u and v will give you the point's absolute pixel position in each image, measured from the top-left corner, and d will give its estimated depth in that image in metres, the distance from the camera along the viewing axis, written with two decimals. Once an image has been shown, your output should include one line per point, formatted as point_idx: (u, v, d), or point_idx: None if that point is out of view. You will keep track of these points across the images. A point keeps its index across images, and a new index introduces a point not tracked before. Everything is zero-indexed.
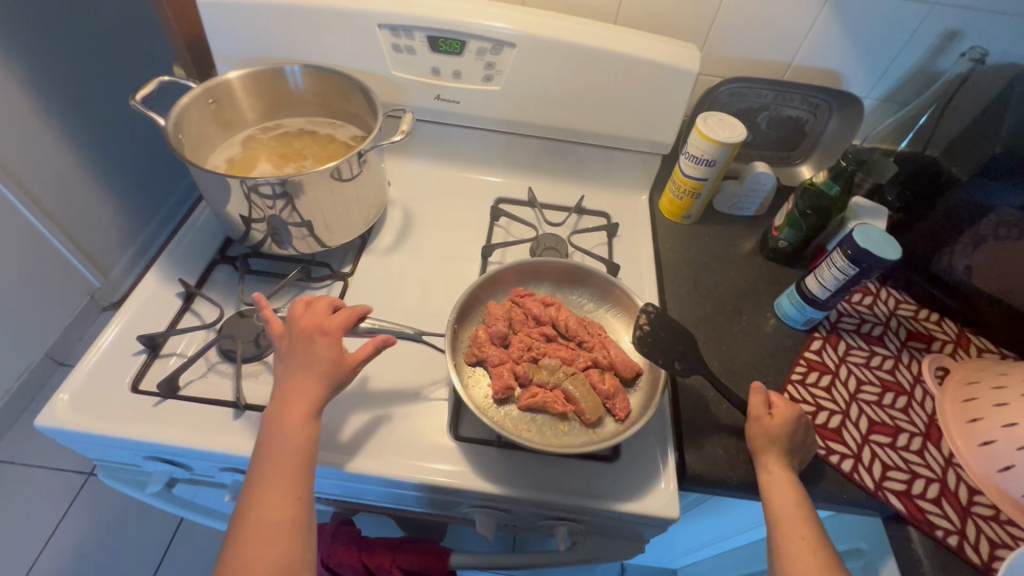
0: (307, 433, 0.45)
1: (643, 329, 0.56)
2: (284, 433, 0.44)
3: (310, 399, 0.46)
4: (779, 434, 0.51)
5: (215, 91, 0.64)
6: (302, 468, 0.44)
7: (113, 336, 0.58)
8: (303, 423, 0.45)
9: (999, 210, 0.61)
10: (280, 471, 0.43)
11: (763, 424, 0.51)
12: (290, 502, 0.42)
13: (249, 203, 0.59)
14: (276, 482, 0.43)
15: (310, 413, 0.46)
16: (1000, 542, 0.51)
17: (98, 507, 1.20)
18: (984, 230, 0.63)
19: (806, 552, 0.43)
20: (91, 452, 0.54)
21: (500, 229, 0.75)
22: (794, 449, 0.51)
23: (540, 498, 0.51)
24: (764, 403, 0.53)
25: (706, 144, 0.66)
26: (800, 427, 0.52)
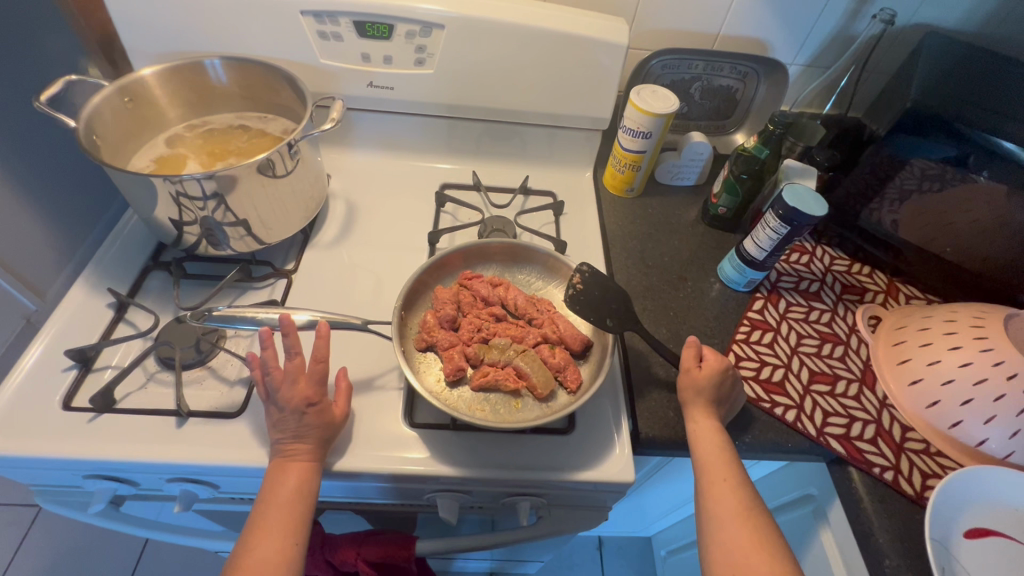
0: (307, 481, 0.47)
1: (575, 287, 0.58)
2: (285, 479, 0.46)
3: (308, 450, 0.47)
4: (704, 386, 0.53)
5: (130, 88, 0.61)
6: (300, 514, 0.45)
7: (39, 354, 0.54)
8: (303, 472, 0.47)
9: (922, 163, 0.65)
10: (276, 514, 0.45)
11: (691, 375, 0.53)
12: (285, 547, 0.44)
13: (178, 205, 0.56)
14: (271, 531, 0.44)
15: (310, 464, 0.47)
16: (931, 473, 0.55)
17: (52, 539, 1.14)
18: (909, 184, 0.67)
19: (728, 492, 0.46)
20: (25, 477, 0.51)
21: (446, 214, 0.75)
22: (718, 398, 0.53)
23: (498, 476, 0.51)
24: (695, 357, 0.54)
25: (641, 116, 0.67)
26: (728, 378, 0.53)
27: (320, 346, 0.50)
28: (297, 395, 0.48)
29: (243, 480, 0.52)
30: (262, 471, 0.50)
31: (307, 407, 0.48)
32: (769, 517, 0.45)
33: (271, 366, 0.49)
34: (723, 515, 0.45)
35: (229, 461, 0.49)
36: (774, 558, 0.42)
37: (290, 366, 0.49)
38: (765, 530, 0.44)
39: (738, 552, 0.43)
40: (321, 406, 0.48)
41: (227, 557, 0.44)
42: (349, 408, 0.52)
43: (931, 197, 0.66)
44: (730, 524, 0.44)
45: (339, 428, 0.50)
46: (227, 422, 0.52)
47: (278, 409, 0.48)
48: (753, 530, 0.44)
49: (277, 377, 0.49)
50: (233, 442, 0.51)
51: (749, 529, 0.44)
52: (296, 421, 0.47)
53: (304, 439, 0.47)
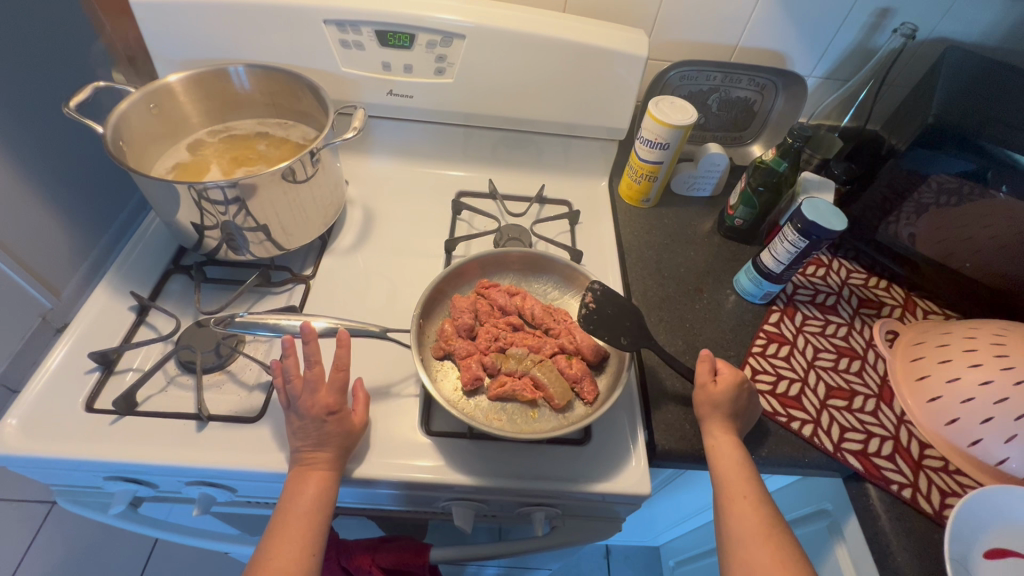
0: (326, 490, 0.47)
1: (588, 307, 0.57)
2: (304, 488, 0.46)
3: (326, 459, 0.48)
4: (721, 401, 0.53)
5: (156, 94, 0.62)
6: (318, 523, 0.46)
7: (62, 357, 0.55)
8: (322, 482, 0.47)
9: (942, 177, 0.64)
10: (296, 524, 0.45)
11: (707, 390, 0.53)
12: (303, 556, 0.44)
13: (201, 210, 0.57)
14: (288, 542, 0.44)
15: (329, 473, 0.47)
16: (950, 491, 0.54)
17: (65, 535, 1.16)
18: (928, 198, 0.66)
19: (749, 510, 0.46)
20: (47, 477, 0.52)
21: (463, 223, 0.75)
22: (736, 413, 0.53)
23: (515, 486, 0.51)
24: (710, 370, 0.55)
25: (658, 127, 0.67)
26: (743, 392, 0.54)
27: (340, 355, 0.50)
28: (318, 404, 0.48)
29: (262, 484, 0.52)
30: (280, 476, 0.51)
31: (328, 416, 0.48)
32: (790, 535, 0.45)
33: (292, 374, 0.49)
34: (744, 533, 0.45)
35: (247, 467, 0.50)
36: None
37: (311, 375, 0.49)
38: (786, 548, 0.44)
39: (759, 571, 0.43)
40: (342, 414, 0.49)
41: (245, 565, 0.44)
42: (367, 416, 0.52)
43: (949, 212, 0.66)
44: (751, 543, 0.44)
45: (357, 435, 0.51)
46: (246, 427, 0.52)
47: (296, 416, 0.49)
48: (775, 549, 0.44)
49: (297, 385, 0.49)
50: (251, 447, 0.51)
51: (770, 547, 0.44)
52: (314, 429, 0.48)
53: (324, 448, 0.48)
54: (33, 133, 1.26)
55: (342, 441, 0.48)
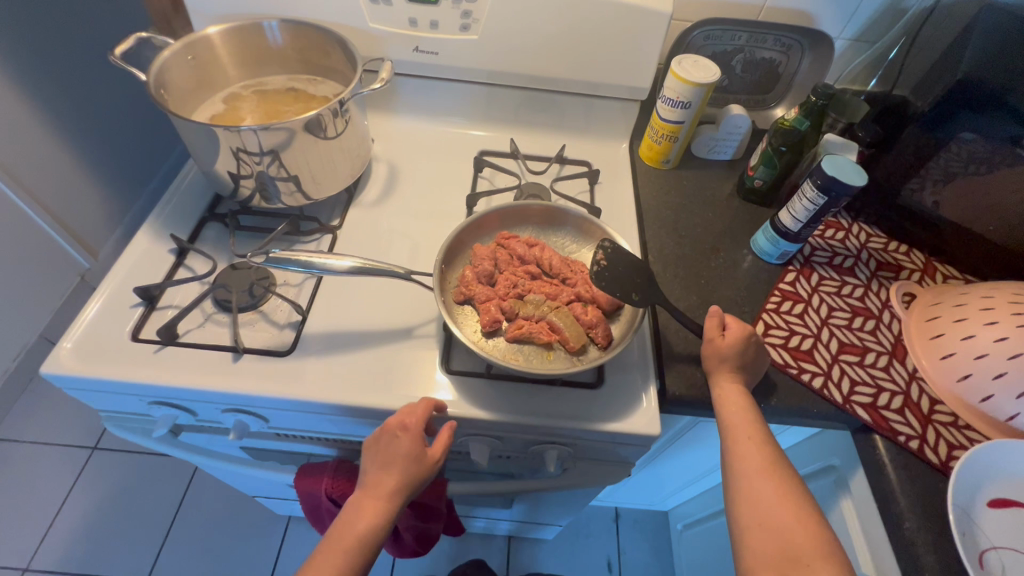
0: (379, 520, 0.47)
1: (599, 264, 0.56)
2: (361, 515, 0.47)
3: (385, 492, 0.48)
4: (728, 354, 0.54)
5: (195, 46, 0.64)
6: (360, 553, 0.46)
7: (110, 292, 0.59)
8: (378, 511, 0.47)
9: (972, 147, 0.65)
10: (342, 540, 0.46)
11: (715, 344, 0.55)
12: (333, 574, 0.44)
13: (237, 160, 0.60)
14: (332, 550, 0.46)
15: (385, 503, 0.47)
16: (958, 444, 0.55)
17: (104, 479, 1.23)
18: (954, 166, 0.67)
19: (753, 449, 0.48)
20: (98, 400, 0.56)
21: (484, 180, 0.77)
22: (745, 366, 0.54)
23: (530, 422, 0.53)
24: (719, 326, 0.56)
25: (680, 85, 0.68)
26: (752, 346, 0.55)
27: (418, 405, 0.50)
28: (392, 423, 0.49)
29: (293, 414, 0.56)
30: (309, 405, 0.54)
31: (394, 435, 0.48)
32: (792, 469, 0.47)
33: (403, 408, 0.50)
34: (748, 469, 0.47)
35: (278, 394, 0.53)
36: (799, 508, 0.44)
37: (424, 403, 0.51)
38: (789, 480, 0.46)
39: (763, 502, 0.45)
40: (403, 438, 0.48)
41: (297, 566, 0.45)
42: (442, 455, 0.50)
43: (974, 181, 0.66)
44: (755, 478, 0.46)
45: (428, 471, 0.49)
46: (278, 361, 0.56)
47: (375, 439, 0.49)
48: (778, 481, 0.46)
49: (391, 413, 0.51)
50: (282, 377, 0.55)
51: (773, 480, 0.46)
52: (380, 450, 0.48)
53: (387, 474, 0.48)
54: (66, 96, 1.31)
55: (410, 477, 0.48)
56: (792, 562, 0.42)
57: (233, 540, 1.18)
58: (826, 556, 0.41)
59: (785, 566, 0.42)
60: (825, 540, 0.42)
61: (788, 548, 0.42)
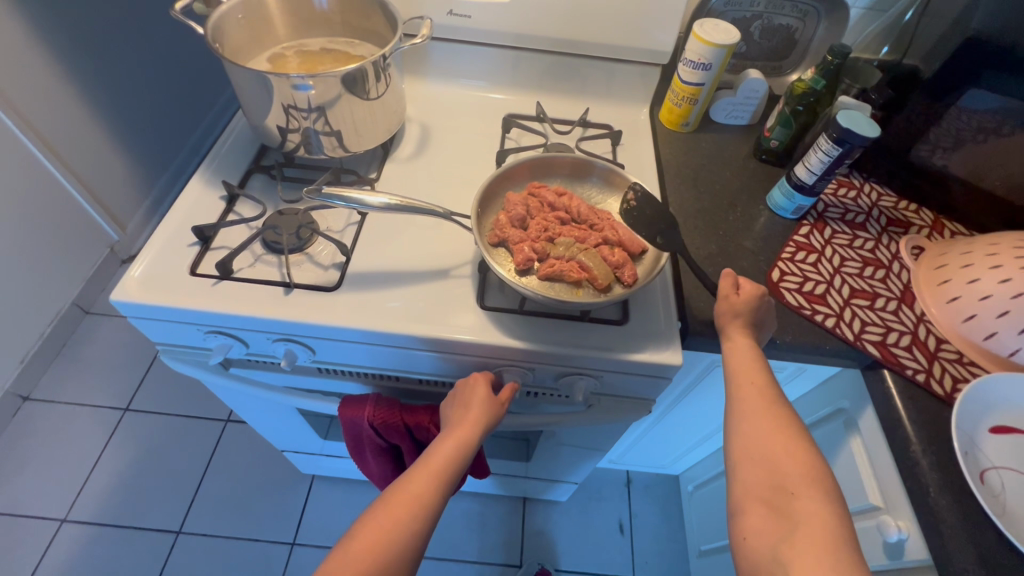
0: (464, 446, 0.52)
1: (629, 204, 0.64)
2: (447, 441, 0.52)
3: (471, 422, 0.54)
4: (742, 309, 0.57)
5: (246, 6, 0.68)
6: (451, 471, 0.50)
7: (168, 232, 0.63)
8: (464, 438, 0.53)
9: (980, 114, 0.69)
10: (435, 459, 0.50)
11: (730, 301, 0.58)
12: (431, 485, 0.48)
13: (287, 115, 0.64)
14: (425, 467, 0.50)
15: (469, 434, 0.53)
16: (962, 378, 0.58)
17: (135, 438, 1.29)
18: (965, 134, 0.71)
19: (756, 393, 0.51)
20: (159, 331, 0.61)
21: (511, 140, 0.81)
22: (756, 321, 0.58)
23: (561, 352, 0.57)
24: (732, 285, 0.59)
25: (702, 47, 0.71)
26: (764, 305, 0.59)
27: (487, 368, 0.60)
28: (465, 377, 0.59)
29: (340, 344, 0.60)
30: (355, 335, 0.58)
31: (469, 381, 0.58)
32: (791, 409, 0.49)
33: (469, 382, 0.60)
34: (749, 410, 0.50)
35: (328, 323, 0.57)
36: (792, 441, 0.46)
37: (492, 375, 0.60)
38: (787, 419, 0.48)
39: (757, 437, 0.47)
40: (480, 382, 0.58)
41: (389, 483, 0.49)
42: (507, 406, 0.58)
43: (982, 148, 0.70)
44: (754, 416, 0.49)
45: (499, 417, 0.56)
46: (325, 295, 0.60)
47: (454, 393, 0.58)
48: (775, 420, 0.48)
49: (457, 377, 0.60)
50: (330, 309, 0.59)
51: (770, 419, 0.48)
52: (460, 397, 0.57)
53: (469, 410, 0.55)
54: (98, 70, 1.36)
55: (489, 413, 0.55)
56: (779, 490, 0.44)
57: (259, 498, 1.23)
58: (813, 484, 0.43)
59: (773, 493, 0.44)
60: (814, 471, 0.44)
61: (778, 477, 0.44)
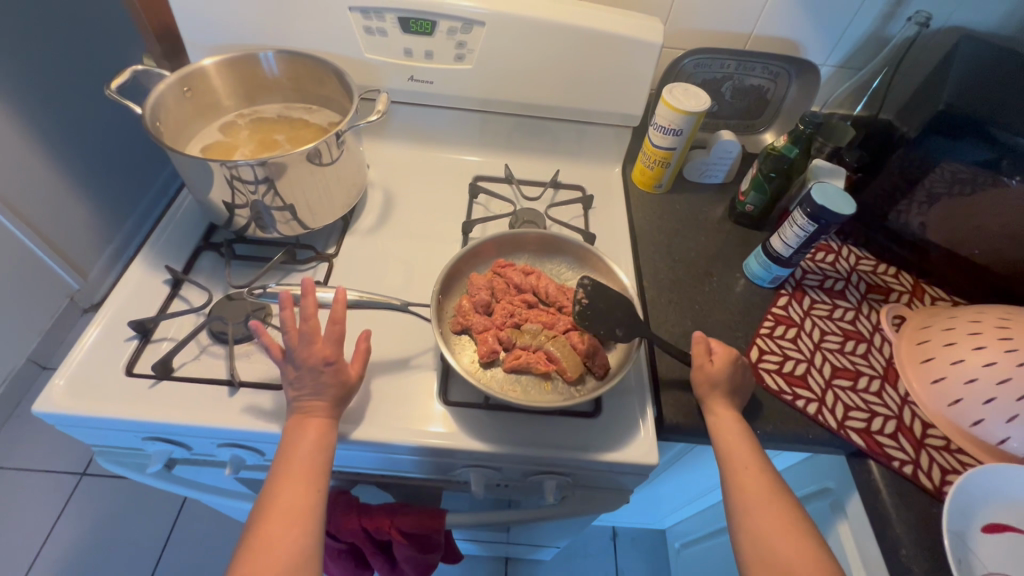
0: (324, 438, 0.48)
1: (581, 304, 0.59)
2: (303, 435, 0.47)
3: (324, 407, 0.49)
4: (719, 380, 0.54)
5: (190, 78, 0.65)
6: (319, 469, 0.47)
7: (103, 326, 0.58)
8: (321, 428, 0.48)
9: (955, 167, 0.66)
10: (298, 467, 0.46)
11: (705, 370, 0.55)
12: (306, 495, 0.45)
13: (232, 189, 0.60)
14: (293, 477, 0.46)
15: (327, 420, 0.49)
16: (950, 469, 0.56)
17: (93, 505, 1.21)
18: (939, 188, 0.68)
19: (753, 479, 0.49)
20: (91, 437, 0.56)
21: (479, 206, 0.77)
22: (736, 386, 0.55)
23: (528, 454, 0.54)
24: (706, 350, 0.56)
25: (672, 113, 0.69)
26: (739, 368, 0.56)
27: (337, 310, 0.51)
28: (314, 354, 0.49)
29: None
30: None
31: (326, 366, 0.49)
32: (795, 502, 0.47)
33: (287, 326, 0.49)
34: (750, 503, 0.47)
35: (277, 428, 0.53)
36: (803, 541, 0.45)
37: (307, 327, 0.49)
38: (791, 513, 0.46)
39: (769, 540, 0.45)
40: (338, 365, 0.50)
41: (250, 513, 0.45)
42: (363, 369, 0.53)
43: (960, 202, 0.67)
44: (758, 512, 0.47)
45: (355, 388, 0.51)
46: (274, 393, 0.56)
47: (294, 366, 0.49)
48: (781, 516, 0.46)
49: (294, 336, 0.49)
50: (279, 411, 0.54)
51: (778, 515, 0.46)
52: (313, 376, 0.49)
53: (321, 397, 0.49)
54: (55, 116, 1.30)
55: (337, 393, 0.49)
56: None
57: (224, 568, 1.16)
58: None
59: None
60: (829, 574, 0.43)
61: None
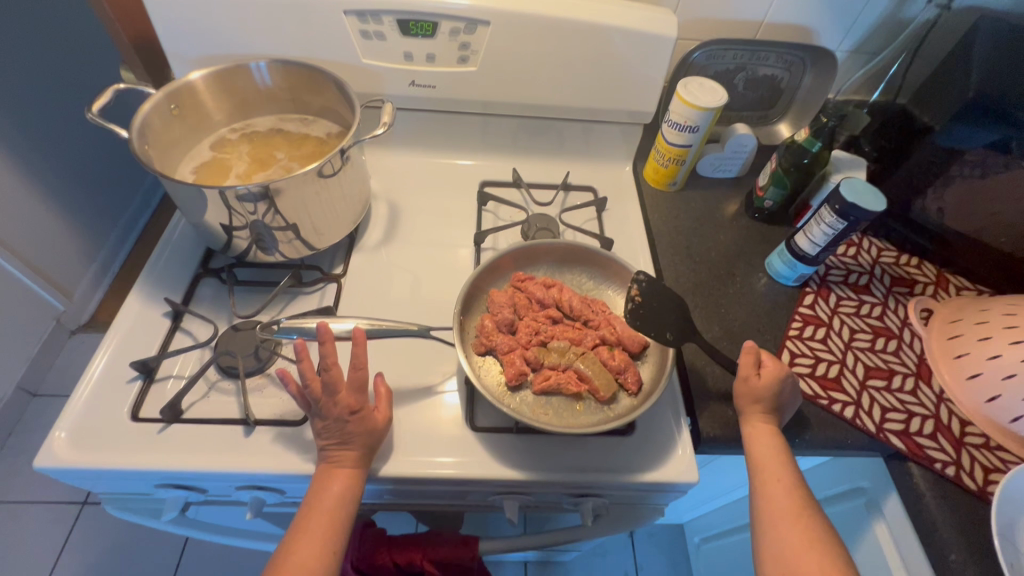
0: (350, 490, 0.47)
1: (634, 301, 0.58)
2: (329, 486, 0.47)
3: (352, 457, 0.48)
4: (764, 394, 0.52)
5: (177, 95, 0.60)
6: (340, 525, 0.46)
7: (102, 368, 0.55)
8: (348, 481, 0.47)
9: (966, 152, 0.66)
10: (320, 520, 0.46)
11: (750, 384, 0.53)
12: (324, 552, 0.45)
13: (230, 211, 0.56)
14: (316, 529, 0.45)
15: (354, 473, 0.48)
16: (993, 467, 0.55)
17: (97, 535, 1.18)
18: (955, 172, 0.67)
19: (781, 491, 0.48)
20: (98, 488, 0.52)
21: (488, 213, 0.74)
22: (779, 405, 0.53)
23: (564, 479, 0.51)
24: (754, 362, 0.54)
25: (688, 110, 0.66)
26: (787, 384, 0.53)
27: (359, 353, 0.49)
28: (340, 404, 0.48)
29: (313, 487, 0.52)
30: None
31: (350, 415, 0.48)
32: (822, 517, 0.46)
33: (309, 377, 0.47)
34: (775, 513, 0.47)
35: (297, 469, 0.50)
36: (825, 556, 0.44)
37: (328, 377, 0.47)
38: (818, 528, 0.45)
39: (788, 552, 0.45)
40: (364, 412, 0.49)
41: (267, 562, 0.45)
42: (390, 411, 0.52)
43: (976, 185, 0.66)
44: (781, 523, 0.46)
45: (383, 432, 0.51)
46: (292, 430, 0.52)
47: (319, 415, 0.48)
48: (805, 530, 0.45)
49: (317, 388, 0.48)
50: (298, 450, 0.51)
51: (802, 528, 0.46)
52: (338, 427, 0.48)
53: (349, 445, 0.48)
54: (30, 131, 1.24)
55: (365, 440, 0.48)
56: None
57: None
58: None
59: None
60: None
61: None
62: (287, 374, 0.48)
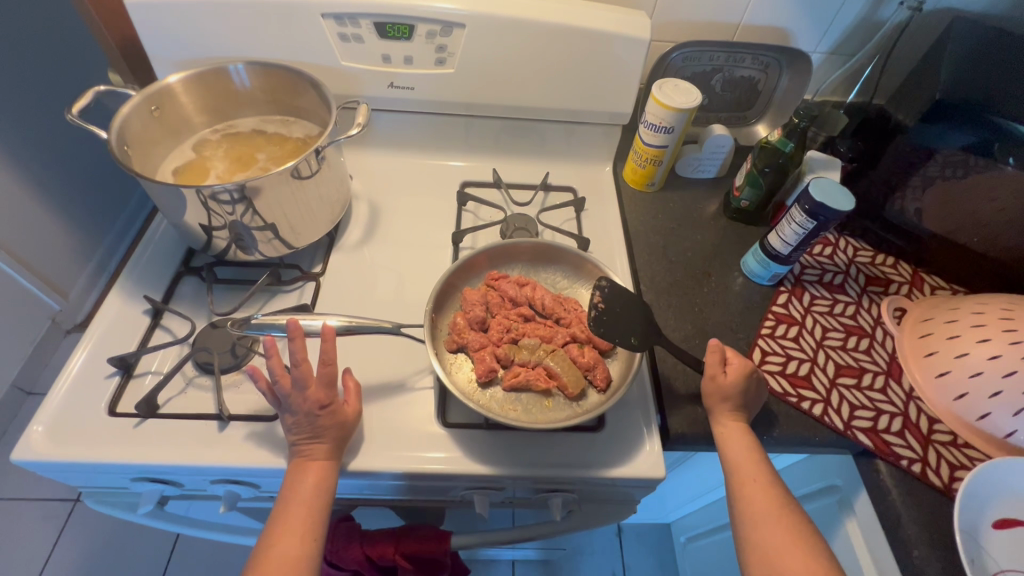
0: (325, 480, 0.48)
1: (597, 308, 0.57)
2: (303, 479, 0.48)
3: (325, 450, 0.49)
4: (732, 392, 0.53)
5: (156, 97, 0.61)
6: (318, 515, 0.47)
7: (81, 364, 0.56)
8: (322, 472, 0.48)
9: (944, 151, 0.65)
10: (297, 512, 0.46)
11: (717, 382, 0.53)
12: (304, 542, 0.45)
13: (208, 211, 0.57)
14: (292, 521, 0.46)
15: (327, 464, 0.49)
16: (959, 465, 0.55)
17: (89, 531, 1.19)
18: (932, 171, 0.67)
19: (760, 492, 0.48)
20: (75, 481, 0.53)
21: (468, 213, 0.75)
22: (747, 403, 0.54)
23: (532, 474, 0.52)
24: (720, 360, 0.55)
25: (663, 111, 0.67)
26: (753, 383, 0.54)
27: (328, 349, 0.50)
28: (310, 399, 0.49)
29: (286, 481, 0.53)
30: None
31: (321, 410, 0.49)
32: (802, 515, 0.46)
33: (278, 373, 0.49)
34: (757, 515, 0.47)
35: (271, 463, 0.51)
36: (809, 555, 0.44)
37: (298, 372, 0.48)
38: (799, 527, 0.46)
39: (771, 553, 0.45)
40: (334, 406, 0.50)
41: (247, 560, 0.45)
42: (360, 405, 0.53)
43: (955, 185, 0.66)
44: (764, 525, 0.46)
45: (354, 425, 0.52)
46: (265, 426, 0.53)
47: (289, 409, 0.49)
48: (785, 529, 0.45)
49: (286, 382, 0.49)
50: (272, 445, 0.52)
51: (785, 529, 0.46)
52: (308, 421, 0.49)
53: (321, 439, 0.49)
54: (26, 133, 1.26)
55: (336, 431, 0.49)
56: None
57: None
58: None
59: None
60: None
61: None
62: (256, 370, 0.50)
